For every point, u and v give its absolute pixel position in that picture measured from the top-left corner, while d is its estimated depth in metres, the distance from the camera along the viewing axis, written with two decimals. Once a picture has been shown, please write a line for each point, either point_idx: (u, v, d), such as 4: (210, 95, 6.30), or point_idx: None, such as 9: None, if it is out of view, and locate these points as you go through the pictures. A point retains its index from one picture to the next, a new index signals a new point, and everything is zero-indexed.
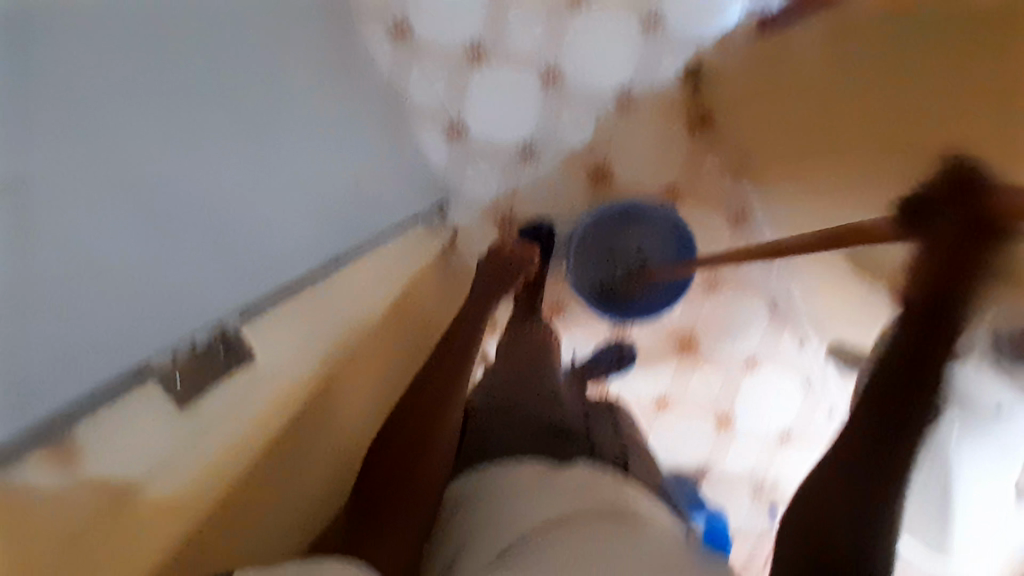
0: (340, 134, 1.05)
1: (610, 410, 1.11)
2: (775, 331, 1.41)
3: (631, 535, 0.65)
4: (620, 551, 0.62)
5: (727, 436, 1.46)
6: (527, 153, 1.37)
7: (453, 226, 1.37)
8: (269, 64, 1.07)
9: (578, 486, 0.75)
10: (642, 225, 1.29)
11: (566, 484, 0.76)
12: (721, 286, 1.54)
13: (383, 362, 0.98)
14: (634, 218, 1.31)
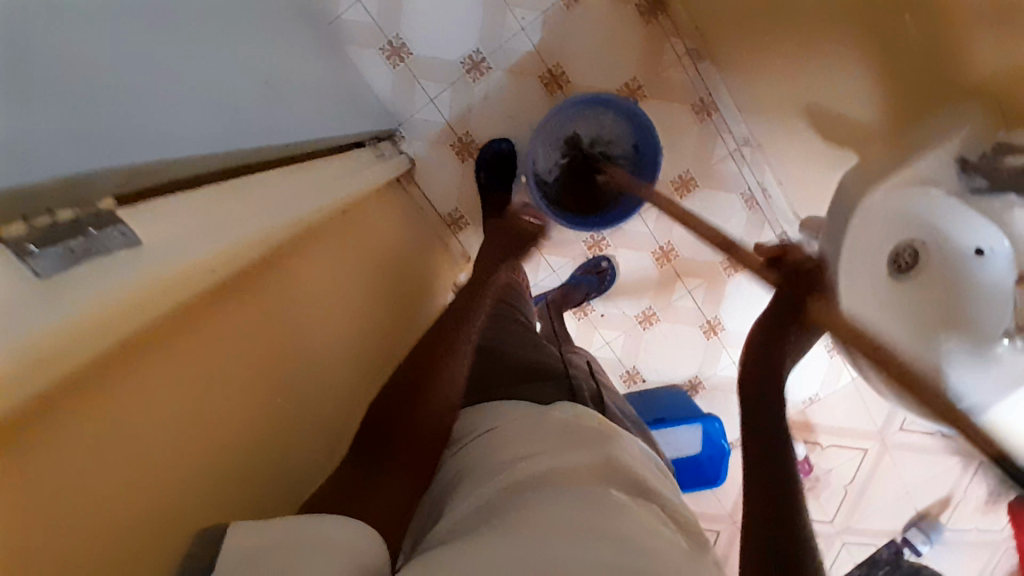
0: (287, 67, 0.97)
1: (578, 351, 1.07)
2: (755, 231, 1.37)
3: (610, 504, 0.50)
4: (599, 514, 0.48)
5: (715, 345, 1.45)
6: (474, 67, 1.28)
7: (409, 157, 1.34)
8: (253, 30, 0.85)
9: (563, 422, 0.65)
10: (607, 117, 1.18)
11: (557, 420, 0.65)
12: (695, 187, 1.34)
13: (339, 292, 0.92)
14: (588, 112, 1.18)
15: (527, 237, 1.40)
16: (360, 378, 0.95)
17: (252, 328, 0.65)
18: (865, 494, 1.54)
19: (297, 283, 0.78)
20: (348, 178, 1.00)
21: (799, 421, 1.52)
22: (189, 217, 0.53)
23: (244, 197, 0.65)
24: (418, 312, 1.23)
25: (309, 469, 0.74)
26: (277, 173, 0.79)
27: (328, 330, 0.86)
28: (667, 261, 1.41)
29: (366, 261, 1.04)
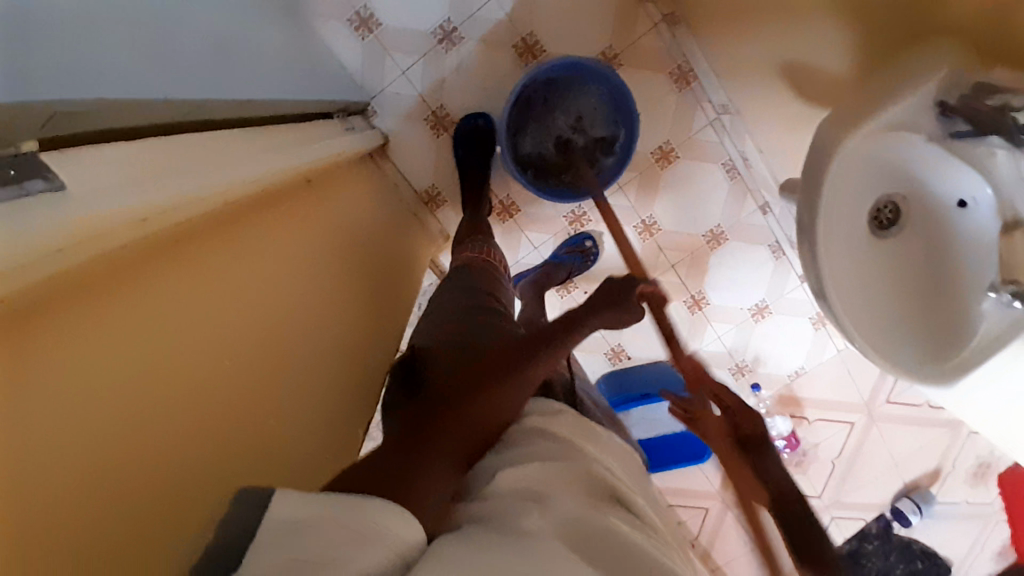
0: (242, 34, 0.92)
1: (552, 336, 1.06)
2: (739, 203, 1.34)
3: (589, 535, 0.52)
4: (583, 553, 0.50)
5: (700, 321, 1.43)
6: (445, 37, 1.24)
7: (381, 133, 1.29)
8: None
9: (537, 427, 0.66)
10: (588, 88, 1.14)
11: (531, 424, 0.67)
12: (677, 158, 1.32)
13: (308, 264, 0.88)
14: (565, 82, 1.13)
15: (506, 214, 1.37)
16: (331, 356, 0.91)
17: (211, 298, 0.62)
18: (853, 469, 1.52)
19: (259, 253, 0.75)
20: (313, 147, 0.96)
21: (786, 396, 1.48)
22: (132, 166, 0.50)
23: (191, 152, 0.61)
24: (393, 288, 1.20)
25: (270, 443, 0.71)
26: (232, 135, 0.75)
27: (294, 302, 0.82)
28: (650, 235, 1.38)
29: (338, 235, 1.01)
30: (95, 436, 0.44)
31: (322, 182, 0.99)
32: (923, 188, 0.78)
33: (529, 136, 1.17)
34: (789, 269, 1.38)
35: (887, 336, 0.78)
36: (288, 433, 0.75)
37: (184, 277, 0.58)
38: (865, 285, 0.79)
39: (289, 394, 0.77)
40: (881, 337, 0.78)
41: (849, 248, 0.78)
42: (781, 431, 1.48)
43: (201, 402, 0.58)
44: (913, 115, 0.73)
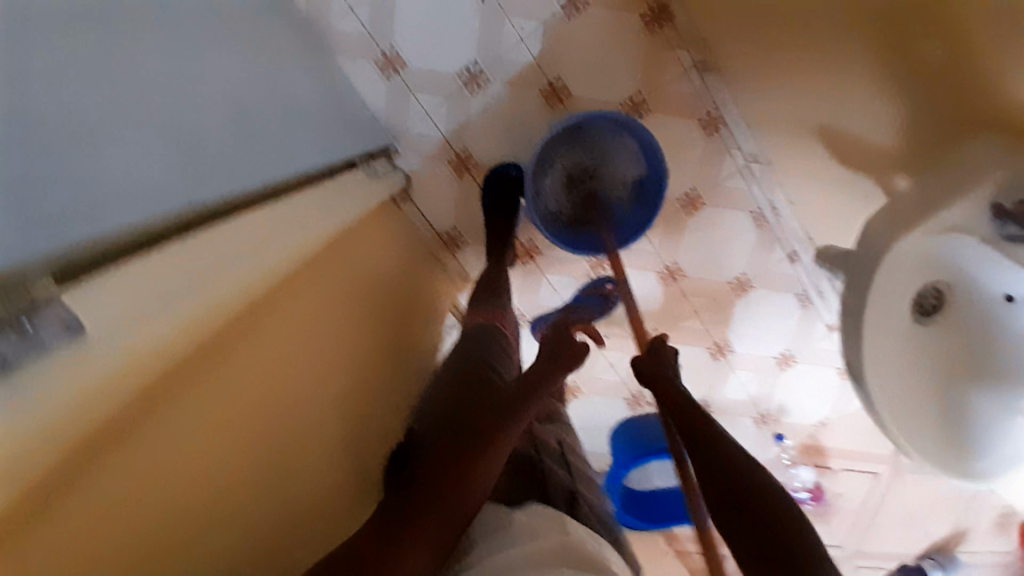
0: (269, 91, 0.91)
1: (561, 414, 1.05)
2: (767, 251, 1.30)
3: None
4: None
5: (723, 367, 1.40)
6: (472, 80, 1.22)
7: (404, 173, 1.28)
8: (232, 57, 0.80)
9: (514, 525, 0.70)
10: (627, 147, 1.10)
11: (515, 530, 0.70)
12: (704, 205, 1.28)
13: (326, 325, 0.88)
14: (606, 131, 1.10)
15: (528, 255, 1.35)
16: (352, 415, 0.91)
17: (236, 382, 0.65)
18: (876, 520, 1.48)
19: (286, 330, 0.76)
20: (337, 204, 0.95)
21: (809, 446, 1.45)
22: (182, 275, 0.52)
23: (228, 244, 0.62)
24: (422, 333, 1.22)
25: (275, 503, 0.72)
26: (263, 207, 0.74)
27: (312, 368, 0.82)
28: (673, 280, 1.35)
29: (357, 287, 1.01)
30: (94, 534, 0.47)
31: (345, 237, 0.99)
32: (968, 281, 0.74)
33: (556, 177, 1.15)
34: (815, 318, 1.34)
35: (916, 427, 0.75)
36: (307, 491, 0.80)
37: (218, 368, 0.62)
38: (905, 371, 0.76)
39: (310, 460, 0.80)
40: (916, 433, 0.74)
41: (887, 332, 0.75)
42: (804, 481, 1.45)
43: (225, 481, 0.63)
44: (966, 218, 0.71)
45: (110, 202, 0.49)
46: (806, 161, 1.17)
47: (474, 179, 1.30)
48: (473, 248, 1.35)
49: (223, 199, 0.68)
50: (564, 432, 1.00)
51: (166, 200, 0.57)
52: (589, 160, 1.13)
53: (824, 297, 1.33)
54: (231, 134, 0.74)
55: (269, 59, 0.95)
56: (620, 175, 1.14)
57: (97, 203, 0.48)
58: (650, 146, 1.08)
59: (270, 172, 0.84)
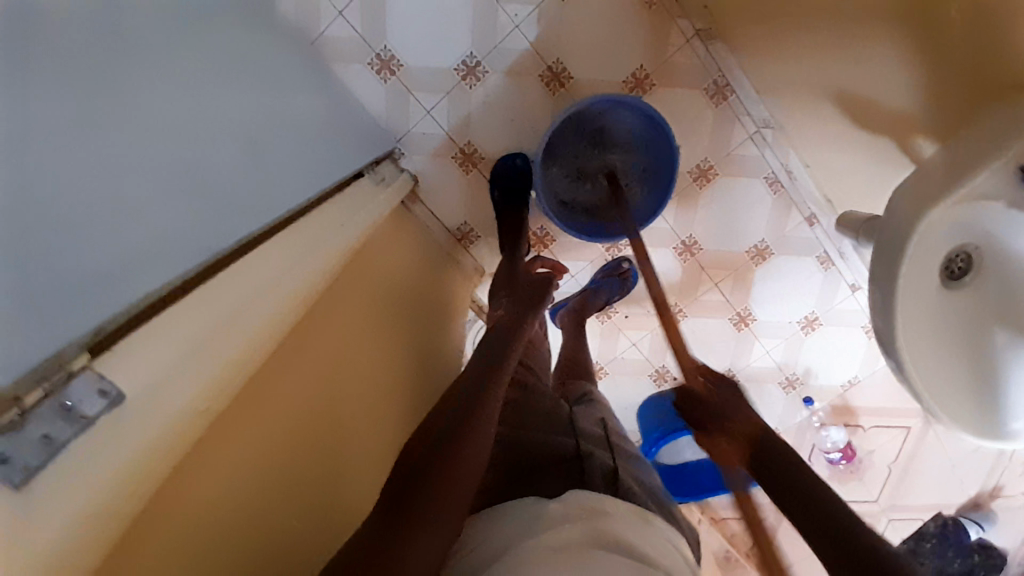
0: (271, 112, 0.91)
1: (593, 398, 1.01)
2: (784, 217, 1.28)
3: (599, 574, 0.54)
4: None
5: (746, 337, 1.39)
6: (469, 72, 1.20)
7: (410, 173, 1.27)
8: (231, 85, 0.80)
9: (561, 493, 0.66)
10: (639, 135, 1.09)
11: (549, 510, 0.63)
12: (716, 176, 1.25)
13: (353, 338, 0.89)
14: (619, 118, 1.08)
15: (541, 243, 1.34)
16: (383, 425, 0.93)
17: (270, 403, 0.65)
18: (909, 473, 1.48)
19: (297, 350, 0.73)
20: (350, 220, 0.95)
21: (839, 406, 1.44)
22: (220, 316, 0.55)
23: (259, 279, 0.63)
24: (430, 336, 1.18)
25: (321, 511, 0.72)
26: (281, 233, 0.75)
27: (345, 384, 0.83)
28: (690, 254, 1.33)
29: (376, 294, 1.01)
30: (188, 559, 0.49)
31: (361, 250, 1.00)
32: (996, 240, 0.73)
33: (564, 168, 1.13)
34: (838, 279, 1.32)
35: (951, 395, 0.73)
36: (318, 517, 0.72)
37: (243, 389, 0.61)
38: (937, 339, 0.74)
39: (320, 479, 0.73)
40: (950, 402, 0.73)
41: (921, 300, 0.72)
42: (836, 442, 1.45)
43: (235, 490, 0.57)
44: (994, 184, 0.69)
45: (141, 260, 0.52)
46: (823, 125, 1.16)
47: (481, 173, 1.29)
48: (486, 241, 1.35)
49: (245, 233, 0.69)
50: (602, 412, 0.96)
51: (193, 246, 0.59)
52: (600, 147, 1.12)
53: (846, 258, 1.30)
54: (238, 166, 0.75)
55: (266, 78, 0.95)
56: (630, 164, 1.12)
57: (122, 261, 0.50)
58: (663, 134, 1.06)
59: (284, 194, 0.84)
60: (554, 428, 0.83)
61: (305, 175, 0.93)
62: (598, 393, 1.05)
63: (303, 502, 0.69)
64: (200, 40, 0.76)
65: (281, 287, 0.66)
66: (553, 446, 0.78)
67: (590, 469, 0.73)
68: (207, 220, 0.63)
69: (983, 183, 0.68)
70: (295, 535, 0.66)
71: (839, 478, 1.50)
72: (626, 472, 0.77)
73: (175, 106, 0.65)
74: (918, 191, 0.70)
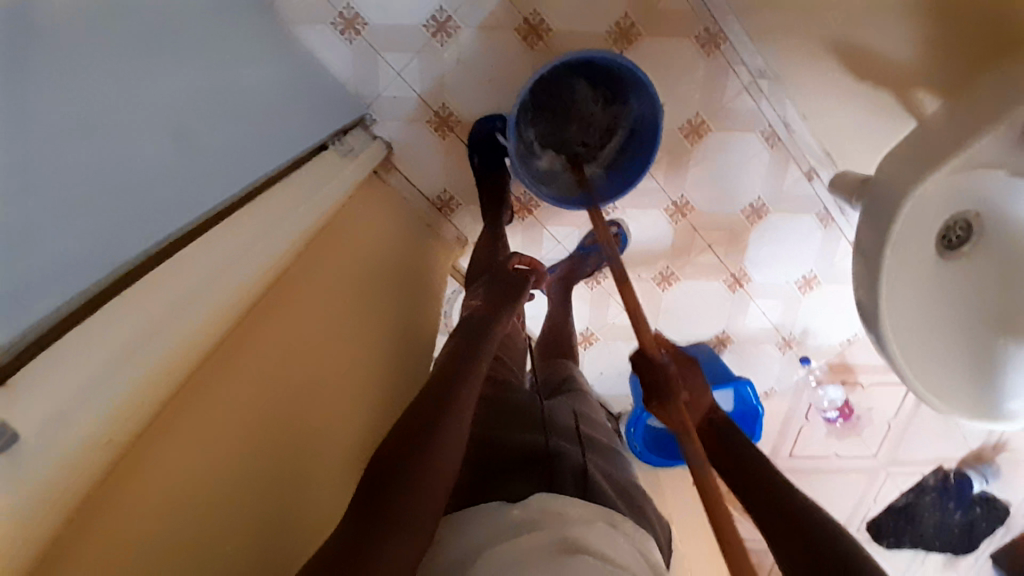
0: None
1: (577, 387, 0.99)
2: (781, 172, 1.20)
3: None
4: None
5: (741, 299, 1.34)
6: (439, 28, 1.11)
7: (384, 141, 1.21)
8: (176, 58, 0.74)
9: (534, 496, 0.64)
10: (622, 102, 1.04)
11: (517, 521, 0.61)
12: (708, 131, 1.17)
13: (324, 325, 0.87)
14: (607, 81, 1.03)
15: (525, 209, 1.28)
16: (358, 411, 0.91)
17: (234, 400, 0.64)
18: (908, 429, 1.46)
19: (261, 344, 0.70)
20: (312, 197, 0.90)
21: (837, 363, 1.41)
22: (161, 306, 0.52)
23: (207, 267, 0.60)
24: (409, 316, 1.14)
25: (293, 507, 0.71)
26: (242, 218, 0.72)
27: (316, 373, 0.81)
28: (682, 215, 1.27)
29: (350, 277, 0.98)
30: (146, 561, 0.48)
31: (328, 227, 0.94)
32: (993, 208, 0.68)
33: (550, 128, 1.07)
34: (838, 235, 1.25)
35: (944, 374, 0.69)
36: (291, 512, 0.71)
37: (203, 391, 0.59)
38: (928, 313, 0.70)
39: (288, 475, 0.71)
40: (944, 379, 0.69)
41: (913, 274, 0.68)
42: (833, 400, 1.43)
43: (199, 491, 0.55)
44: (998, 150, 0.62)
45: (89, 256, 0.49)
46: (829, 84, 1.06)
47: (458, 137, 1.22)
48: (468, 209, 1.30)
49: (194, 215, 0.65)
50: (584, 404, 0.94)
51: (136, 235, 0.55)
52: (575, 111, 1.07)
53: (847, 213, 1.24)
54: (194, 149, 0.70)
55: None
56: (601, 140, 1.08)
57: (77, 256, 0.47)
58: (641, 101, 1.00)
59: (244, 173, 0.80)
60: (530, 423, 0.81)
61: (264, 151, 0.88)
62: (584, 380, 1.02)
63: (272, 501, 0.68)
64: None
65: (238, 271, 0.64)
66: (526, 445, 0.76)
67: (565, 470, 0.71)
68: (156, 202, 0.59)
69: (988, 148, 0.61)
70: (260, 533, 0.64)
71: (836, 433, 1.48)
72: (595, 469, 0.75)
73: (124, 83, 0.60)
74: (914, 156, 0.65)
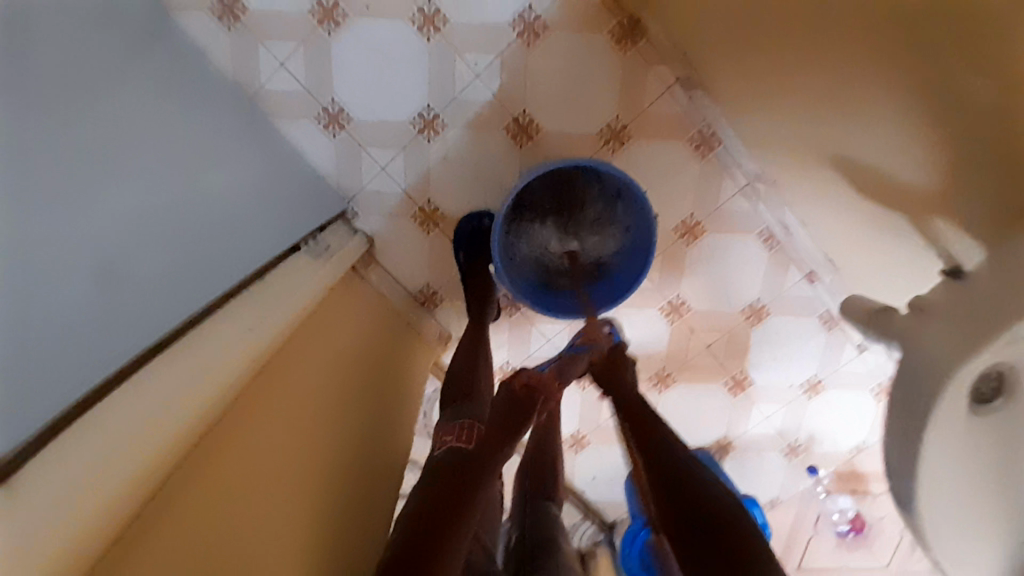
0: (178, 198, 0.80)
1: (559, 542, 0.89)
2: (781, 274, 1.14)
3: None
4: None
5: (744, 402, 1.26)
6: (426, 125, 1.08)
7: (367, 235, 1.16)
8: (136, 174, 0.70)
9: None
10: (620, 215, 1.00)
11: None
12: (704, 231, 1.12)
13: (309, 436, 0.77)
14: (611, 191, 0.98)
15: (512, 306, 1.22)
16: (338, 540, 0.80)
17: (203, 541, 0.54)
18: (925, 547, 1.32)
19: (269, 413, 0.69)
20: (288, 292, 0.83)
21: (846, 472, 1.31)
22: (157, 396, 0.52)
23: (206, 356, 0.61)
24: (390, 418, 1.07)
25: None
26: (212, 328, 0.65)
27: (295, 502, 0.71)
28: (678, 315, 1.20)
29: (335, 380, 0.89)
30: None
31: (309, 325, 0.87)
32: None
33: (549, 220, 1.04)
34: (843, 340, 1.18)
35: (957, 549, 0.63)
36: None
37: (215, 459, 0.58)
38: (954, 473, 0.63)
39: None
40: (954, 559, 0.63)
41: (942, 429, 0.61)
42: (844, 512, 1.32)
43: None
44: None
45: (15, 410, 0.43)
46: (835, 200, 0.95)
47: (443, 233, 1.17)
48: (453, 305, 1.23)
49: (181, 319, 0.65)
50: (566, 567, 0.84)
51: (107, 357, 0.55)
52: (577, 211, 1.03)
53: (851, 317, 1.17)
54: (148, 269, 0.65)
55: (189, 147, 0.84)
56: (598, 241, 1.04)
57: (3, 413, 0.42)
58: (642, 214, 0.95)
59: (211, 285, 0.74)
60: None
61: (235, 262, 0.82)
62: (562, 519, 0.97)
63: None
64: (93, 126, 0.66)
65: (211, 377, 0.58)
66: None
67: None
68: (129, 324, 0.59)
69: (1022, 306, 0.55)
70: None
71: (846, 547, 1.36)
72: None
73: (78, 224, 0.59)
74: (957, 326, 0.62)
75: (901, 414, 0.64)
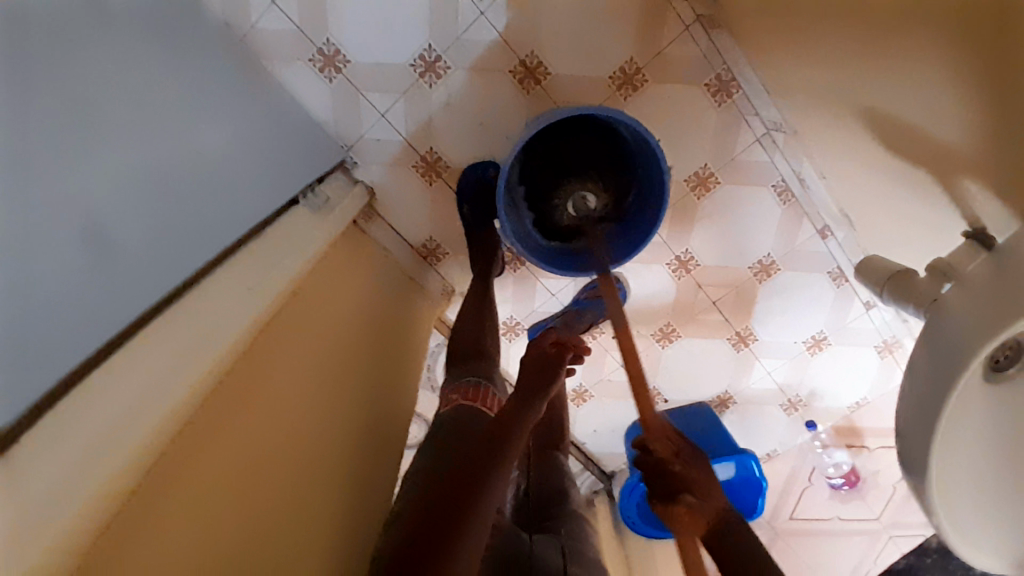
0: None
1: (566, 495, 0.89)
2: (794, 229, 1.11)
3: None
4: None
5: (746, 358, 1.26)
6: (428, 68, 1.02)
7: (367, 186, 1.12)
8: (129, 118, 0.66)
9: None
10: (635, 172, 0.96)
11: None
12: (716, 184, 1.09)
13: (309, 402, 0.76)
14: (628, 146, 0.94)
15: (516, 260, 1.19)
16: (342, 501, 0.80)
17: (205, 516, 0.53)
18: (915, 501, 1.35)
19: (261, 399, 0.66)
20: (284, 256, 0.79)
21: (843, 427, 1.33)
22: (150, 372, 0.50)
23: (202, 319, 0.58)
24: (394, 375, 1.06)
25: None
26: (207, 291, 0.63)
27: (298, 465, 0.71)
28: (685, 271, 1.18)
29: (333, 343, 0.87)
30: None
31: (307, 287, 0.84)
32: None
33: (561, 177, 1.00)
34: (851, 297, 1.17)
35: (963, 513, 0.63)
36: None
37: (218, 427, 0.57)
38: (965, 440, 0.62)
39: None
40: (958, 525, 0.64)
41: (962, 398, 0.60)
42: (839, 466, 1.34)
43: None
44: None
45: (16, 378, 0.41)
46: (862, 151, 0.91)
47: (447, 184, 1.13)
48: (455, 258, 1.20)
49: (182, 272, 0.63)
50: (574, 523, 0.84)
51: (115, 313, 0.52)
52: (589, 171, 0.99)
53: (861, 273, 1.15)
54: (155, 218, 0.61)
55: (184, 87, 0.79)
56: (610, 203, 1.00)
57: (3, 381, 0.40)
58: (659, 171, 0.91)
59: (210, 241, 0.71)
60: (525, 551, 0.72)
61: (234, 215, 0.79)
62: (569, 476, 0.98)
63: None
64: (85, 62, 0.60)
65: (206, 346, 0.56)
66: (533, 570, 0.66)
67: None
68: (135, 277, 0.55)
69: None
70: None
71: (838, 498, 1.38)
72: None
73: (81, 163, 0.55)
74: (984, 296, 0.60)
75: (920, 380, 0.63)
